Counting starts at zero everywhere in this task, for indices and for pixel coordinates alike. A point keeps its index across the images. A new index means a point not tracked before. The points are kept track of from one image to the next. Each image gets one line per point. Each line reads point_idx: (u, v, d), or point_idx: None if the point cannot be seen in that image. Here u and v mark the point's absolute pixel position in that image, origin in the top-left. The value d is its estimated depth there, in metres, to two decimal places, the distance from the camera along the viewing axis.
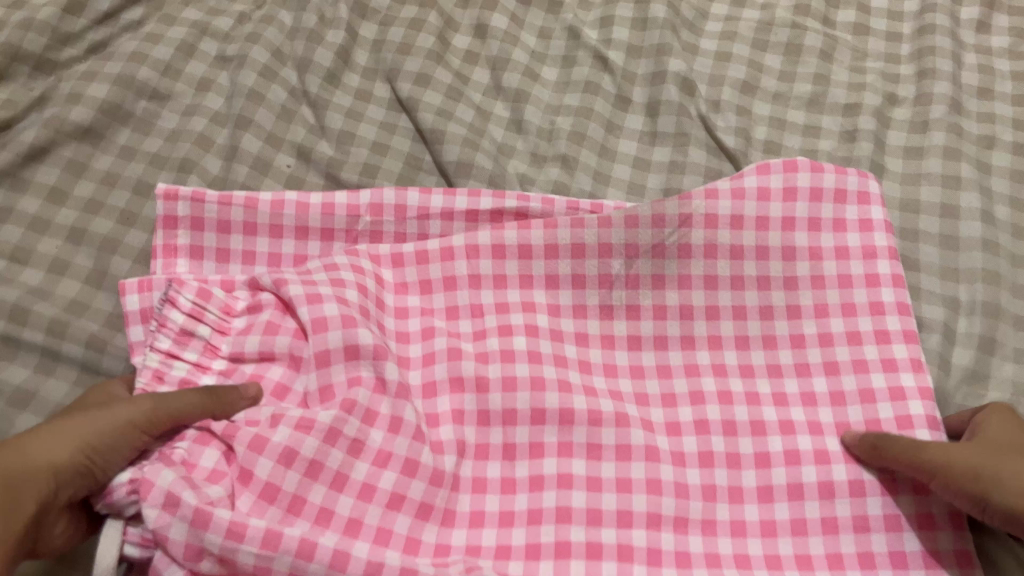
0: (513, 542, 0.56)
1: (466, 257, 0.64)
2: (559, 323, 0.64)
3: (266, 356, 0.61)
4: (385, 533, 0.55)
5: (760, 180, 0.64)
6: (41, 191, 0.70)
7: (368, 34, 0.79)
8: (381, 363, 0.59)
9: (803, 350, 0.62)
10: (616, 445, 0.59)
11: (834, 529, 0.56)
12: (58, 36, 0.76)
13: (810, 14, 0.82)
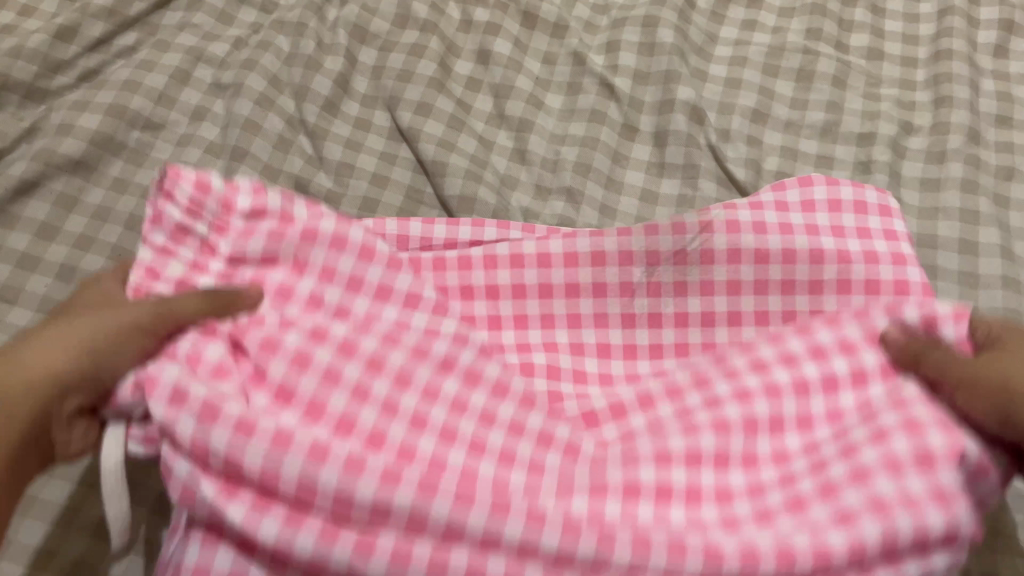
0: (512, 483, 0.46)
1: (468, 268, 0.58)
2: (579, 335, 0.57)
3: (269, 259, 0.52)
4: (358, 460, 0.43)
5: (802, 192, 0.60)
6: (30, 226, 0.68)
7: (367, 60, 0.77)
8: (409, 311, 0.53)
9: (820, 298, 0.56)
10: (610, 408, 0.53)
11: (867, 473, 0.45)
12: (49, 64, 0.74)
13: (822, 38, 0.80)
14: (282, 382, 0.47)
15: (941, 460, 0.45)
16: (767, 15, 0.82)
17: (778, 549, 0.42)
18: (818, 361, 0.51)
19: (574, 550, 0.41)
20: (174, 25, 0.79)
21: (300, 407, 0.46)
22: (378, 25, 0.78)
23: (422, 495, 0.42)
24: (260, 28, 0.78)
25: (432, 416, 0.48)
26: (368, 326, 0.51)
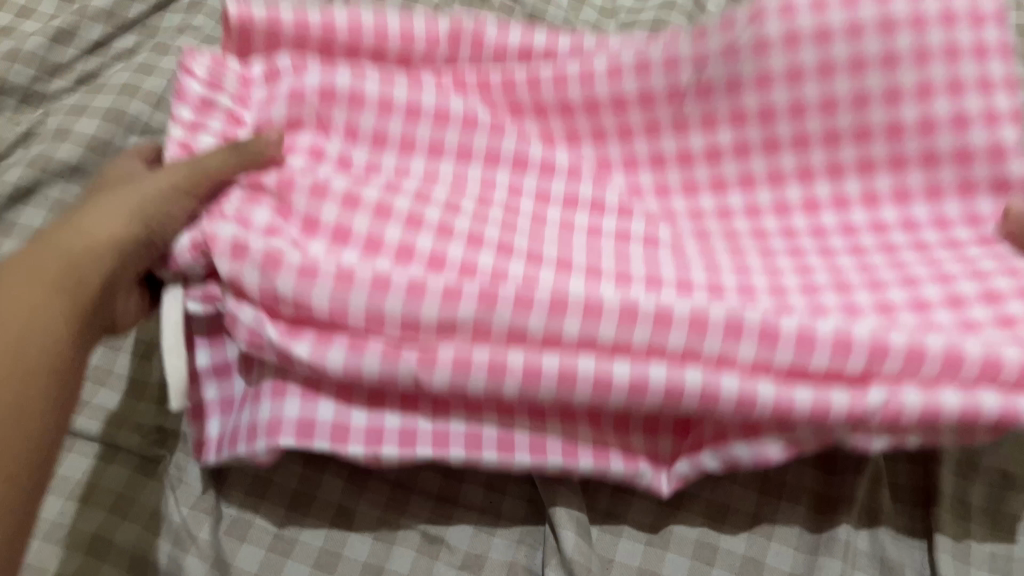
0: (512, 267, 0.52)
1: (511, 169, 0.59)
2: (599, 264, 0.54)
3: (293, 123, 0.56)
4: (382, 279, 0.48)
5: (849, 13, 0.58)
6: (26, 234, 0.67)
7: None
8: (479, 227, 0.54)
9: (900, 140, 0.60)
10: (673, 244, 0.58)
11: (889, 308, 0.54)
12: (46, 67, 0.73)
13: None
14: (399, 243, 0.51)
15: (973, 300, 0.54)
16: None
17: (726, 323, 0.48)
18: (781, 216, 0.61)
19: (595, 336, 0.48)
20: (173, 27, 0.77)
21: (389, 252, 0.51)
22: None
23: (468, 340, 0.48)
24: None
25: (537, 293, 0.48)
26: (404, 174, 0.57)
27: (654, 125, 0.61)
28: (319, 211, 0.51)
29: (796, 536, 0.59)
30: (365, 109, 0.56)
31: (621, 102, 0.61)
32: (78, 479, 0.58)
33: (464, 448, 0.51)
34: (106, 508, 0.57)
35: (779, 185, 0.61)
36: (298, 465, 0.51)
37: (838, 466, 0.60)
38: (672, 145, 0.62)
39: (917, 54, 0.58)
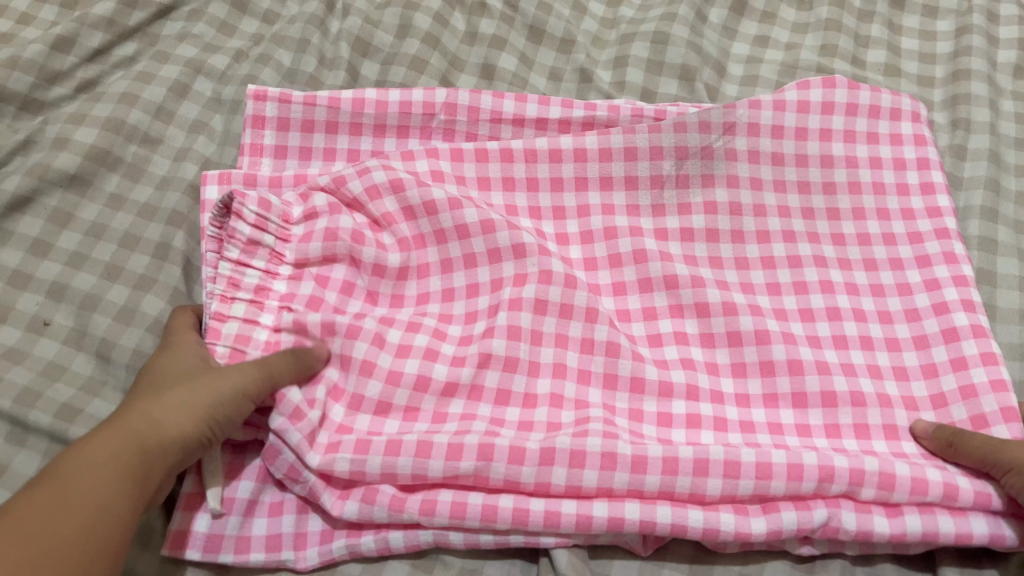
0: (513, 389, 0.57)
1: (489, 263, 0.61)
2: (565, 356, 0.58)
3: (328, 258, 0.60)
4: (413, 411, 0.56)
5: (801, 94, 0.66)
6: (23, 243, 0.66)
7: (370, 74, 0.76)
8: (483, 371, 0.57)
9: (840, 323, 0.61)
10: (681, 359, 0.60)
11: (866, 434, 0.57)
12: (45, 75, 0.73)
13: (838, 53, 0.77)
14: (398, 341, 0.56)
15: (919, 403, 0.58)
16: (781, 30, 0.80)
17: (725, 459, 0.53)
18: (772, 296, 0.62)
19: (581, 481, 0.52)
20: (173, 35, 0.77)
21: (401, 324, 0.57)
22: (381, 38, 0.77)
23: (450, 462, 0.52)
24: (261, 39, 0.78)
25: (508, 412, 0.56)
26: (424, 242, 0.62)
27: (634, 179, 0.65)
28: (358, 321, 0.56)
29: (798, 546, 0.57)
30: (384, 197, 0.62)
31: (603, 153, 0.65)
32: None
33: (447, 516, 0.53)
34: None
35: (742, 268, 0.64)
36: (291, 540, 0.56)
37: None
38: (645, 169, 0.65)
39: (846, 134, 0.67)
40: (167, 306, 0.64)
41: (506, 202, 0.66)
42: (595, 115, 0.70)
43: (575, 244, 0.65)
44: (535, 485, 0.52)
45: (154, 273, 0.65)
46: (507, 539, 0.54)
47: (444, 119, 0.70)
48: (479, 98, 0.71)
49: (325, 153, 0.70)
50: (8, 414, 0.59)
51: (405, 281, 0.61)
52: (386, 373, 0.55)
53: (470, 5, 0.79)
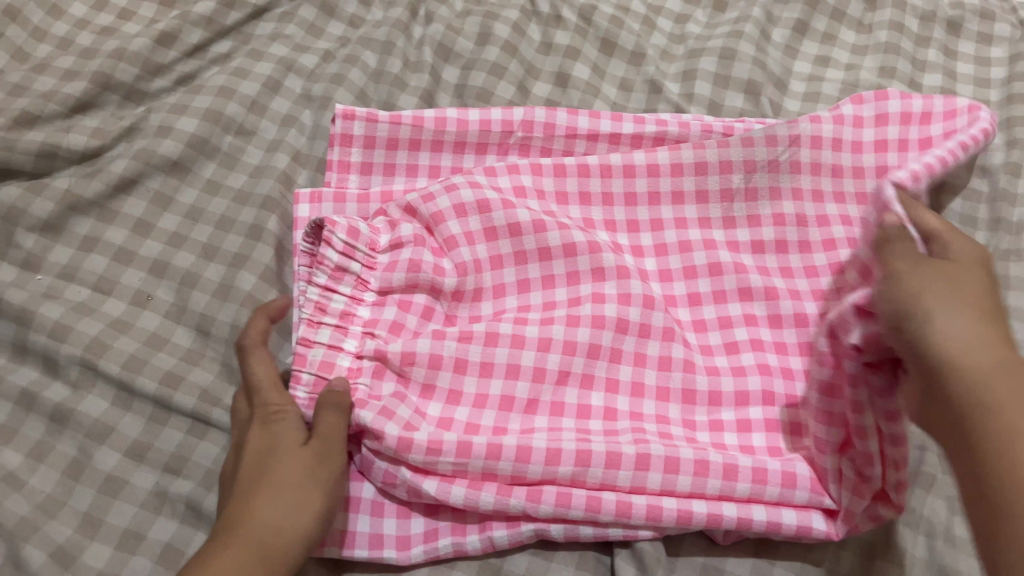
0: (592, 403, 0.61)
1: (566, 285, 0.64)
2: (642, 375, 0.62)
3: (411, 285, 0.63)
4: (507, 400, 0.60)
5: (855, 109, 0.71)
6: (127, 222, 0.70)
7: (451, 78, 0.81)
8: (562, 390, 0.61)
9: None
10: (756, 365, 0.63)
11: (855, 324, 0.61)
12: (149, 67, 0.77)
13: (896, 76, 0.81)
14: (480, 361, 0.61)
15: None
16: (841, 51, 0.84)
17: (810, 476, 0.57)
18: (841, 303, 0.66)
19: (675, 485, 0.56)
20: (266, 35, 0.82)
21: (480, 340, 0.61)
22: (462, 45, 0.82)
23: (550, 467, 0.56)
24: (347, 42, 0.82)
25: (592, 401, 0.61)
26: (501, 263, 0.65)
27: (704, 192, 0.69)
28: (439, 351, 0.60)
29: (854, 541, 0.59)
30: (470, 216, 0.65)
31: (675, 168, 0.69)
32: (171, 451, 0.61)
33: (553, 503, 0.56)
34: (196, 480, 0.60)
35: (812, 276, 0.67)
36: (393, 541, 0.58)
37: None
38: (715, 182, 0.69)
39: (900, 143, 0.70)
40: (259, 283, 0.68)
41: (584, 215, 0.69)
42: (666, 130, 0.74)
43: (650, 256, 0.68)
44: (636, 457, 0.56)
45: (248, 252, 0.69)
46: (606, 531, 0.57)
47: (521, 136, 0.74)
48: (555, 115, 0.74)
49: (407, 169, 0.74)
50: (116, 379, 0.62)
51: (480, 302, 0.65)
52: (472, 398, 0.60)
53: (546, 17, 0.84)
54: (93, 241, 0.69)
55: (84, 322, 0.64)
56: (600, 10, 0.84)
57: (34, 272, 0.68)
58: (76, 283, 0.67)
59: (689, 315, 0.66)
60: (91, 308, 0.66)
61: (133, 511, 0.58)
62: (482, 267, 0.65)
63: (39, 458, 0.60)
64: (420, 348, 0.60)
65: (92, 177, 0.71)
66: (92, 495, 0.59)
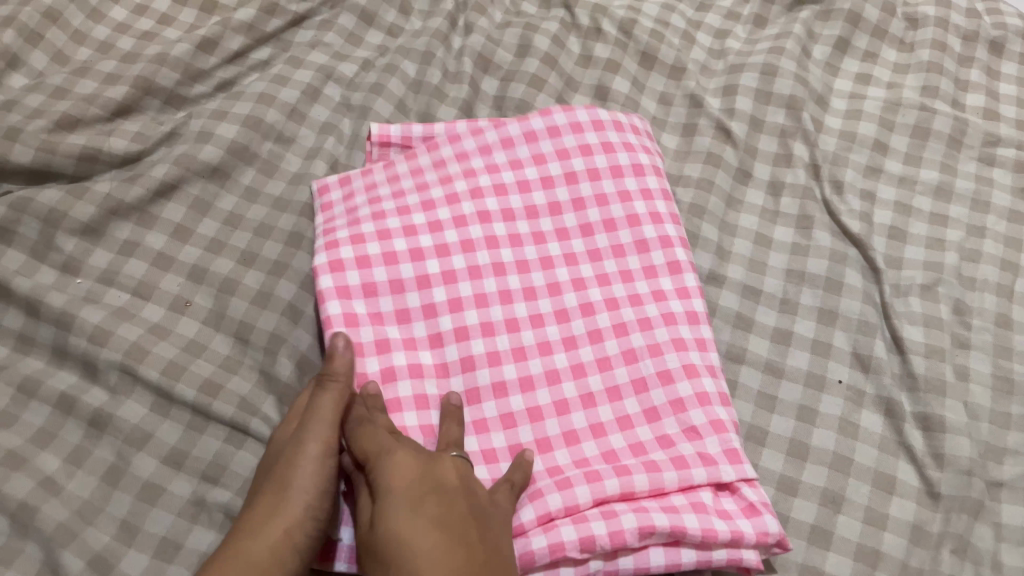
0: (587, 454, 0.54)
1: (532, 327, 0.59)
2: (635, 434, 0.55)
3: (404, 320, 0.59)
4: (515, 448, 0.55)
5: (590, 114, 0.67)
6: (166, 227, 0.70)
7: (490, 89, 0.81)
8: (575, 447, 0.55)
9: (607, 209, 0.64)
10: (695, 395, 0.56)
11: (511, 144, 0.66)
12: (190, 73, 0.77)
13: (939, 95, 0.80)
14: (472, 419, 0.56)
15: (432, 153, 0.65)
16: (882, 69, 0.83)
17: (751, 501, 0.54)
18: (862, 337, 0.67)
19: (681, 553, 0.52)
20: (306, 43, 0.82)
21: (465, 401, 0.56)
22: (502, 57, 0.82)
23: None
24: (386, 51, 0.82)
25: (612, 443, 0.55)
26: (435, 312, 0.59)
27: (627, 194, 0.64)
28: (422, 390, 0.56)
29: (900, 567, 0.58)
30: (373, 266, 0.60)
31: (593, 174, 0.65)
32: (209, 459, 0.60)
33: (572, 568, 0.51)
34: (234, 490, 0.59)
35: (827, 320, 0.68)
36: None
37: (942, 502, 0.60)
38: (634, 185, 0.65)
39: (525, 135, 0.66)
40: (299, 292, 0.67)
41: (579, 223, 0.63)
42: (579, 116, 0.67)
43: (640, 279, 0.61)
44: (610, 538, 0.50)
45: (287, 260, 0.69)
46: None
47: (505, 150, 0.66)
48: (552, 119, 0.67)
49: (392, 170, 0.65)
50: (155, 385, 0.62)
51: (469, 339, 0.58)
52: (480, 454, 0.54)
53: (586, 31, 0.84)
54: (133, 245, 0.69)
55: (123, 327, 0.64)
56: (640, 24, 0.84)
57: (73, 276, 0.68)
58: (116, 287, 0.67)
59: (681, 335, 0.59)
60: (130, 313, 0.65)
61: (170, 519, 0.58)
62: (438, 310, 0.59)
63: (77, 463, 0.60)
64: (401, 392, 0.56)
65: (132, 181, 0.71)
66: (130, 502, 0.58)
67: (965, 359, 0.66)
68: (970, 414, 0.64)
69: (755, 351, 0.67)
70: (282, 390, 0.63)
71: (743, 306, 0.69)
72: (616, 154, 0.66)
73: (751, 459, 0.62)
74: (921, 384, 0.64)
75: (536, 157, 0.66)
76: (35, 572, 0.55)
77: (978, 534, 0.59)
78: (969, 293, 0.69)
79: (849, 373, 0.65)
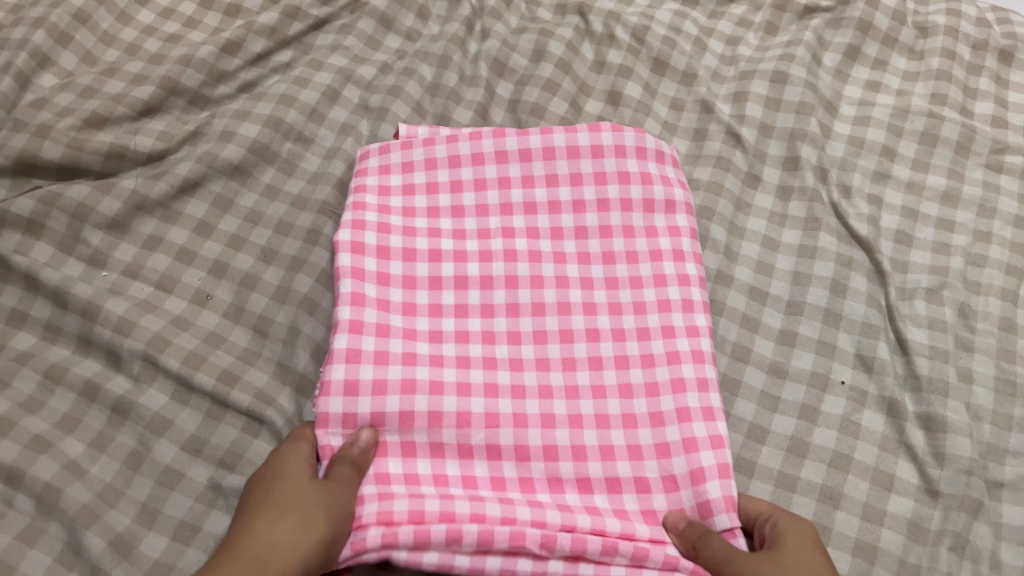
0: (563, 475, 0.56)
1: (533, 342, 0.60)
2: (614, 468, 0.56)
3: (408, 311, 0.60)
4: (494, 449, 0.56)
5: (638, 140, 0.68)
6: (189, 223, 0.72)
7: (504, 93, 0.82)
8: (554, 465, 0.56)
9: (632, 241, 0.65)
10: (682, 441, 0.56)
11: (551, 157, 0.67)
12: (213, 74, 0.80)
13: (948, 102, 0.81)
14: (456, 411, 0.56)
15: (463, 160, 0.67)
16: (892, 77, 0.84)
17: None
18: (866, 339, 0.68)
19: None
20: (326, 46, 0.84)
21: (453, 392, 0.57)
22: (517, 61, 0.83)
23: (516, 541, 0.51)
24: (404, 55, 0.84)
25: (591, 471, 0.56)
26: (440, 313, 0.61)
27: (653, 229, 0.65)
28: (412, 375, 0.56)
29: (897, 563, 0.59)
30: (391, 259, 0.62)
31: (625, 204, 0.66)
32: (226, 448, 0.62)
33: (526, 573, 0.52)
34: (249, 476, 0.61)
35: (833, 322, 0.69)
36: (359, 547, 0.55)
37: (941, 500, 0.61)
38: (662, 221, 0.66)
39: (568, 152, 0.67)
40: (315, 285, 0.69)
41: (603, 249, 0.64)
42: (625, 139, 0.68)
43: (652, 311, 0.61)
44: (572, 546, 0.52)
45: (305, 256, 0.71)
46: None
47: (541, 165, 0.67)
48: (599, 137, 0.68)
49: (426, 164, 0.67)
50: (175, 374, 0.64)
51: (467, 343, 0.60)
52: (456, 450, 0.56)
53: (599, 37, 0.85)
54: (157, 240, 0.72)
55: (146, 318, 0.66)
56: (653, 30, 0.85)
57: (99, 268, 0.70)
58: (140, 280, 0.69)
59: (697, 375, 0.59)
60: (153, 305, 0.68)
61: (189, 504, 0.60)
62: (443, 314, 0.61)
63: (100, 448, 0.62)
64: (391, 376, 0.56)
65: (156, 178, 0.74)
66: (151, 486, 0.60)
67: (969, 362, 0.67)
68: (972, 415, 0.64)
69: (760, 351, 0.68)
70: (298, 382, 0.65)
71: (750, 307, 0.70)
72: (654, 185, 0.67)
73: (751, 456, 0.63)
74: (924, 385, 0.65)
75: (571, 177, 0.67)
76: (59, 551, 0.57)
77: (978, 532, 0.60)
78: (974, 297, 0.70)
79: (852, 374, 0.67)
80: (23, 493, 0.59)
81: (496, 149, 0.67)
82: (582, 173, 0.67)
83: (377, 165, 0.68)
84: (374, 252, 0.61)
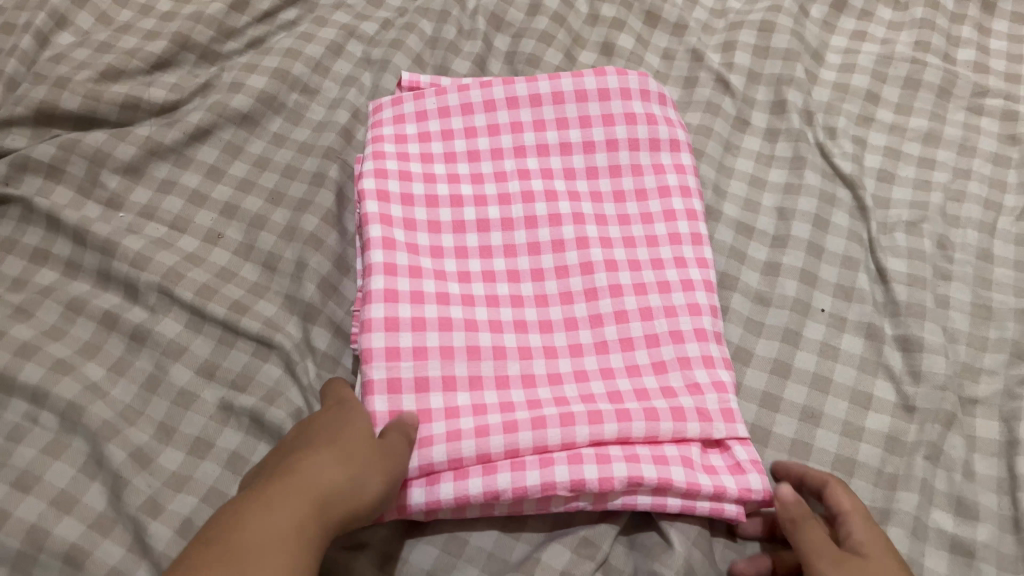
0: (594, 392, 0.58)
1: (556, 278, 0.63)
2: (642, 383, 0.59)
3: (437, 253, 0.63)
4: (529, 377, 0.59)
5: (641, 82, 0.71)
6: (201, 168, 0.76)
7: (502, 46, 0.86)
8: (584, 386, 0.59)
9: (641, 178, 0.68)
10: (701, 356, 0.60)
11: (560, 100, 0.70)
12: (223, 30, 0.83)
13: (931, 49, 0.84)
14: (493, 346, 0.59)
15: (476, 108, 0.70)
16: (877, 27, 0.87)
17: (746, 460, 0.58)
18: (844, 270, 0.71)
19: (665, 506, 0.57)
20: (330, 5, 0.88)
21: (487, 327, 0.60)
22: (513, 15, 0.86)
23: (547, 470, 0.55)
24: (406, 12, 0.87)
25: (620, 387, 0.59)
26: (466, 254, 0.64)
27: (661, 166, 0.69)
28: (446, 314, 0.60)
29: (874, 474, 0.62)
30: (415, 206, 0.65)
31: (633, 143, 0.69)
32: (237, 371, 0.66)
33: (562, 505, 0.57)
34: (259, 396, 0.64)
35: (816, 253, 0.72)
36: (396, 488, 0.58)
37: (917, 415, 0.64)
38: (668, 159, 0.69)
39: (576, 95, 0.70)
40: (321, 224, 0.72)
41: (614, 188, 0.68)
42: (629, 82, 0.71)
43: (664, 245, 0.65)
44: (599, 482, 0.54)
45: (311, 198, 0.74)
46: (635, 499, 0.57)
47: (552, 109, 0.70)
48: (605, 81, 0.71)
49: (440, 113, 0.70)
50: (189, 305, 0.68)
51: (495, 283, 0.63)
52: (493, 379, 0.58)
53: None
54: (171, 184, 0.75)
55: (161, 254, 0.70)
56: None
57: (116, 210, 0.74)
58: (155, 221, 0.73)
59: (699, 300, 0.63)
60: (168, 243, 0.71)
61: (202, 422, 0.63)
62: (468, 255, 0.64)
63: (119, 372, 0.65)
64: (428, 313, 0.59)
65: (169, 127, 0.77)
66: (167, 406, 0.64)
67: (946, 289, 0.70)
68: (948, 337, 0.67)
69: (746, 281, 0.71)
70: (304, 310, 0.68)
71: (737, 241, 0.73)
72: (659, 125, 0.70)
73: (737, 377, 0.67)
74: (902, 309, 0.68)
75: (581, 119, 0.70)
76: (82, 463, 0.61)
77: (952, 443, 0.63)
78: (953, 229, 0.73)
79: (832, 302, 0.70)
80: (48, 411, 0.63)
81: (506, 96, 0.71)
82: (590, 115, 0.70)
83: (391, 115, 0.71)
84: (398, 199, 0.64)
